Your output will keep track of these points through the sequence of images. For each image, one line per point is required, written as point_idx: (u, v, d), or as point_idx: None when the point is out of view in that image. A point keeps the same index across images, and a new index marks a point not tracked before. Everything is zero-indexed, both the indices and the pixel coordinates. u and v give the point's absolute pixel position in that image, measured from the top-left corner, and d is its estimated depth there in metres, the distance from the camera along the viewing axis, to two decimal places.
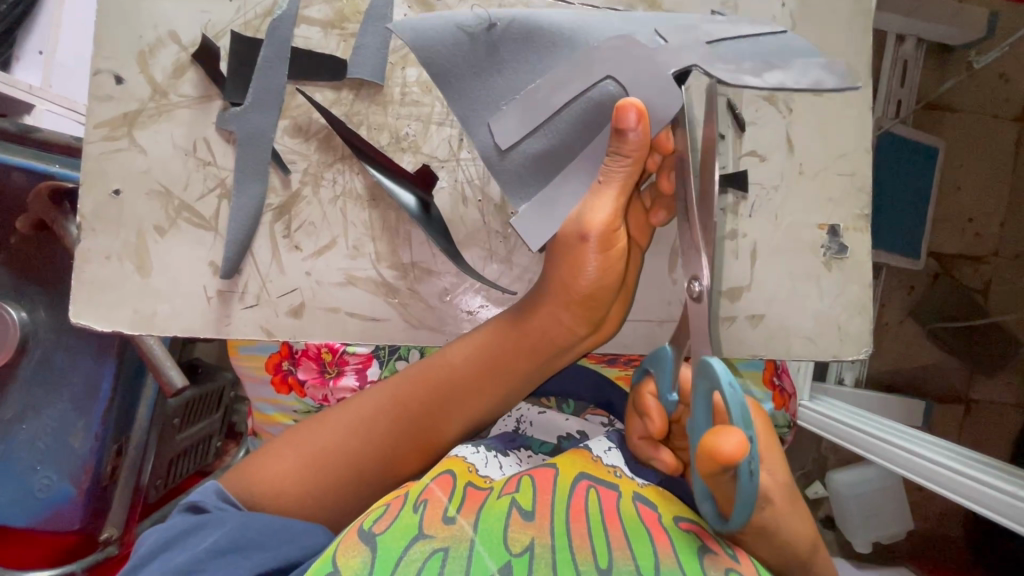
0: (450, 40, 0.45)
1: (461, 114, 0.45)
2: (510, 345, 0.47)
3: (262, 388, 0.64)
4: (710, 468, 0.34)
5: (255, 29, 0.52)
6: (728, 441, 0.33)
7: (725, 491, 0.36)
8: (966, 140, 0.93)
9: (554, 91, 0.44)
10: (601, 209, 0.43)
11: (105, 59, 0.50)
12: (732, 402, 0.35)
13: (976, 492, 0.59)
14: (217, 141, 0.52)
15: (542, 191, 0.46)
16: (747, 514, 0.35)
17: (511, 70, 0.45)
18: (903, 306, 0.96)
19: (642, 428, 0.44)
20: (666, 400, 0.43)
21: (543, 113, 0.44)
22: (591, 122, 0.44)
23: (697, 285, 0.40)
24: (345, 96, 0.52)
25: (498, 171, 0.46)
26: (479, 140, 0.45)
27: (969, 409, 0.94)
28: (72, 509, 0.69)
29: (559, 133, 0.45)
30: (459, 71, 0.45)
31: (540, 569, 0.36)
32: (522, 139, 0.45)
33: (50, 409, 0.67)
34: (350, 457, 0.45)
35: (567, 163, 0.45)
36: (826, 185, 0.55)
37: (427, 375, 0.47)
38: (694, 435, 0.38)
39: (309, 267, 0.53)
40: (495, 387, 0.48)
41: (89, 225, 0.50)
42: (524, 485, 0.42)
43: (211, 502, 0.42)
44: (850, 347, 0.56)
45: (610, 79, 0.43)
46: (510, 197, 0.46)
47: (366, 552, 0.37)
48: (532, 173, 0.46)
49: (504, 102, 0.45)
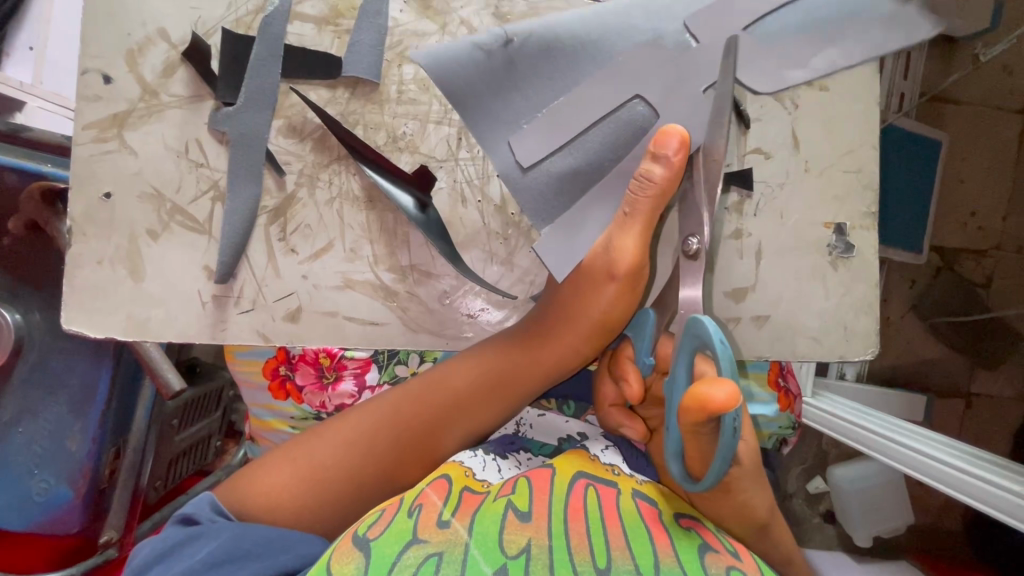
0: (466, 57, 0.44)
1: (478, 134, 0.44)
2: (518, 364, 0.47)
3: (258, 394, 0.63)
4: (699, 420, 0.32)
5: (247, 26, 0.50)
6: (719, 391, 0.32)
7: (701, 449, 0.35)
8: (967, 132, 0.92)
9: (582, 109, 0.45)
10: (626, 248, 0.43)
11: (93, 58, 0.49)
12: (720, 356, 0.34)
13: (980, 490, 0.58)
14: (210, 142, 0.51)
15: (564, 215, 0.45)
16: (722, 469, 0.34)
17: (530, 86, 0.45)
18: (904, 301, 0.96)
19: (614, 393, 0.46)
20: (642, 363, 0.44)
21: (569, 132, 0.45)
22: (621, 140, 0.45)
23: (695, 243, 0.41)
24: (340, 94, 0.51)
25: (519, 189, 0.45)
26: (499, 159, 0.45)
27: (970, 403, 0.94)
28: (71, 512, 0.68)
29: (585, 153, 0.45)
30: (476, 89, 0.44)
31: (537, 570, 0.35)
32: (547, 156, 0.45)
33: (47, 412, 0.66)
34: (350, 473, 0.44)
35: (592, 185, 0.45)
36: (832, 182, 0.54)
37: (432, 393, 0.47)
38: (674, 395, 0.38)
39: (306, 271, 0.52)
40: (500, 406, 0.47)
41: (79, 229, 0.49)
42: (520, 486, 0.41)
43: (205, 514, 0.41)
44: (856, 346, 0.55)
45: (639, 99, 0.45)
46: (533, 219, 0.45)
47: (360, 558, 0.37)
48: (554, 194, 0.45)
49: (524, 119, 0.45)
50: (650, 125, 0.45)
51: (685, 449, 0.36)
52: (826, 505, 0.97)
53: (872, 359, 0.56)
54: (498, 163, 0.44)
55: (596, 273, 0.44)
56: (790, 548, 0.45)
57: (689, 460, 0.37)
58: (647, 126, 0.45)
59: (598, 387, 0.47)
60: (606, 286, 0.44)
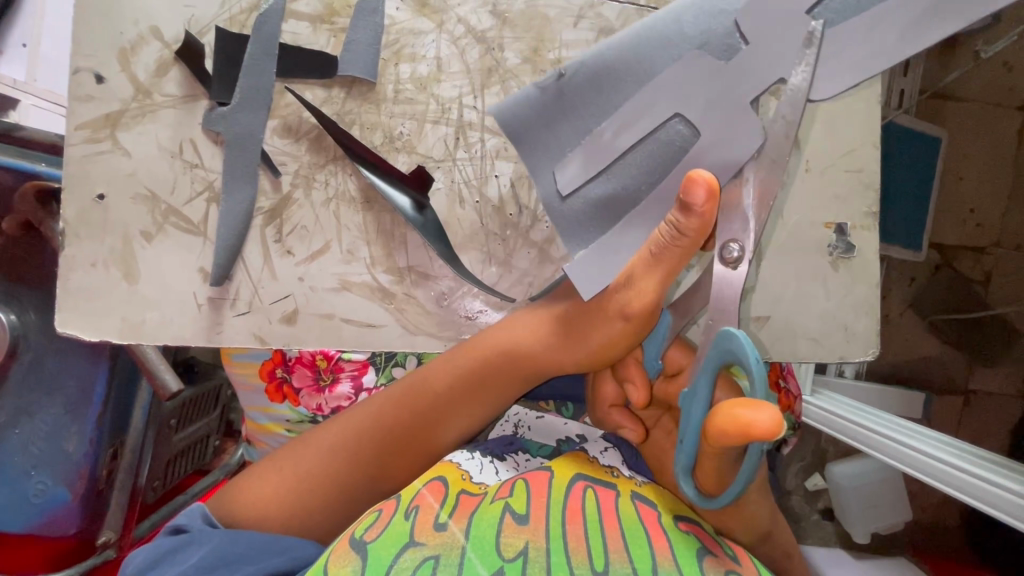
0: (524, 96, 0.43)
1: (530, 165, 0.44)
2: (501, 370, 0.46)
3: (255, 396, 0.63)
4: (738, 443, 0.31)
5: (241, 24, 0.49)
6: (762, 416, 0.31)
7: (718, 469, 0.35)
8: (966, 129, 0.92)
9: (621, 132, 0.44)
10: (645, 290, 0.41)
11: (84, 57, 0.48)
12: (754, 375, 0.34)
13: (978, 488, 0.58)
14: (205, 143, 0.50)
15: (599, 239, 0.44)
16: (738, 492, 0.36)
17: (578, 117, 0.44)
18: (903, 298, 0.96)
19: (615, 394, 0.44)
20: (649, 366, 0.43)
21: (608, 158, 0.44)
22: (659, 163, 0.44)
23: (736, 250, 0.40)
24: (337, 93, 0.50)
25: (558, 218, 0.44)
26: (543, 187, 0.44)
27: (968, 400, 0.94)
28: (69, 514, 0.67)
29: (623, 179, 0.44)
30: (534, 128, 0.44)
31: (534, 571, 0.35)
32: (586, 183, 0.44)
33: (44, 414, 0.65)
34: (336, 480, 0.44)
35: (629, 210, 0.44)
36: (833, 183, 0.54)
37: (414, 400, 0.46)
38: (694, 407, 0.37)
39: (302, 272, 0.52)
40: (484, 410, 0.47)
41: (73, 231, 0.49)
42: (518, 489, 0.40)
43: (196, 524, 0.41)
44: (857, 347, 0.55)
45: (679, 117, 0.43)
46: (566, 240, 0.44)
47: (356, 560, 0.36)
48: (591, 219, 0.44)
49: (569, 149, 0.44)
50: (690, 145, 0.43)
51: (700, 466, 0.36)
52: (824, 502, 0.97)
53: (873, 360, 0.56)
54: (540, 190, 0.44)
55: (608, 308, 0.43)
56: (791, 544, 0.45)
57: (702, 478, 0.37)
58: (687, 146, 0.43)
59: (596, 387, 0.46)
60: (615, 320, 0.42)
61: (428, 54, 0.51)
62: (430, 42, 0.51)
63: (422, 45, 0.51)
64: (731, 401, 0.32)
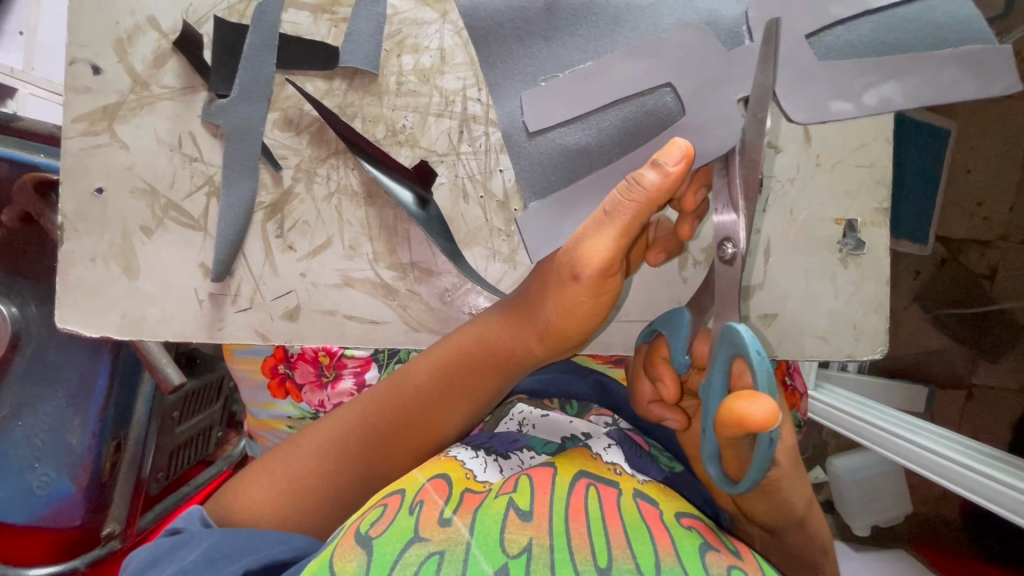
0: (504, 2, 0.43)
1: (491, 80, 0.43)
2: (475, 361, 0.45)
3: (257, 393, 0.62)
4: (737, 434, 0.31)
5: (241, 14, 0.48)
6: (758, 408, 0.30)
7: (737, 458, 0.35)
8: (979, 121, 0.90)
9: (604, 83, 0.42)
10: (597, 249, 0.35)
11: (80, 47, 0.47)
12: (758, 369, 0.33)
13: (991, 490, 0.57)
14: (203, 136, 0.49)
15: (559, 194, 0.42)
16: (759, 479, 0.34)
17: (562, 43, 0.43)
18: (909, 291, 0.97)
19: (653, 391, 0.42)
20: (677, 363, 0.41)
21: (586, 105, 0.42)
22: (639, 127, 0.42)
23: (730, 248, 0.37)
24: (337, 86, 0.49)
25: (519, 155, 0.42)
26: (507, 111, 0.43)
27: (971, 395, 0.92)
28: (72, 505, 0.67)
29: (597, 132, 0.42)
30: (501, 29, 0.43)
31: (539, 570, 0.33)
32: (556, 126, 0.42)
33: (46, 406, 0.65)
34: (325, 480, 0.44)
35: (595, 169, 0.42)
36: (844, 177, 0.53)
37: (394, 394, 0.45)
38: (711, 398, 0.36)
39: (304, 268, 0.51)
40: (463, 403, 0.46)
41: (71, 225, 0.48)
42: (522, 485, 0.39)
43: (194, 526, 0.41)
44: (864, 346, 0.56)
45: (669, 88, 0.41)
46: (524, 188, 0.42)
47: (361, 556, 0.35)
48: (556, 168, 0.42)
49: (544, 76, 0.43)
50: (673, 120, 0.41)
51: (720, 454, 0.36)
52: (825, 495, 0.97)
53: (881, 358, 0.57)
54: (503, 118, 0.43)
55: (561, 272, 0.37)
56: (822, 534, 0.45)
57: (723, 461, 0.36)
58: (670, 121, 0.41)
59: (633, 387, 0.44)
60: (570, 285, 0.36)
61: (431, 45, 0.50)
62: (432, 32, 0.49)
63: (425, 36, 0.49)
64: (735, 393, 0.32)
